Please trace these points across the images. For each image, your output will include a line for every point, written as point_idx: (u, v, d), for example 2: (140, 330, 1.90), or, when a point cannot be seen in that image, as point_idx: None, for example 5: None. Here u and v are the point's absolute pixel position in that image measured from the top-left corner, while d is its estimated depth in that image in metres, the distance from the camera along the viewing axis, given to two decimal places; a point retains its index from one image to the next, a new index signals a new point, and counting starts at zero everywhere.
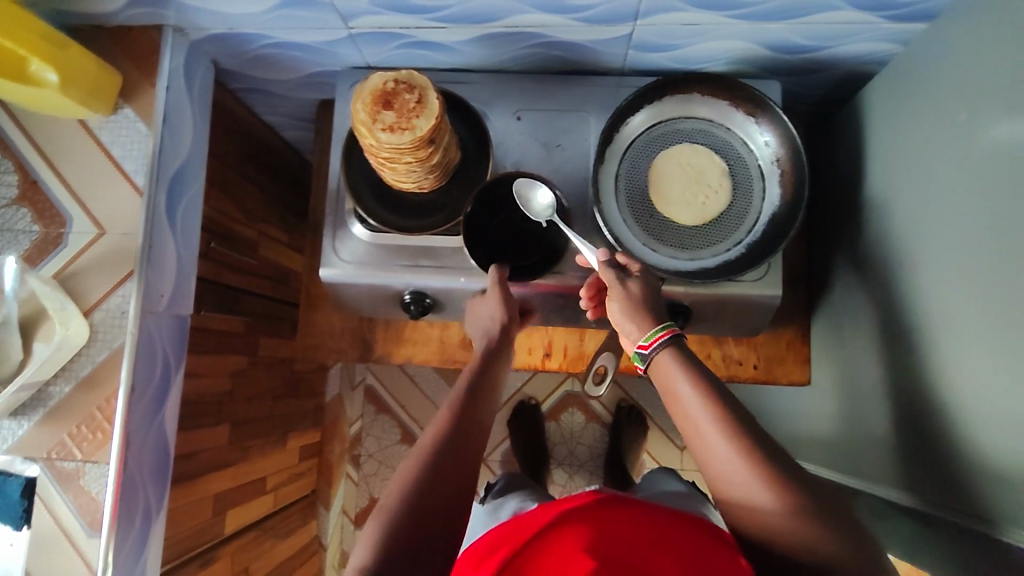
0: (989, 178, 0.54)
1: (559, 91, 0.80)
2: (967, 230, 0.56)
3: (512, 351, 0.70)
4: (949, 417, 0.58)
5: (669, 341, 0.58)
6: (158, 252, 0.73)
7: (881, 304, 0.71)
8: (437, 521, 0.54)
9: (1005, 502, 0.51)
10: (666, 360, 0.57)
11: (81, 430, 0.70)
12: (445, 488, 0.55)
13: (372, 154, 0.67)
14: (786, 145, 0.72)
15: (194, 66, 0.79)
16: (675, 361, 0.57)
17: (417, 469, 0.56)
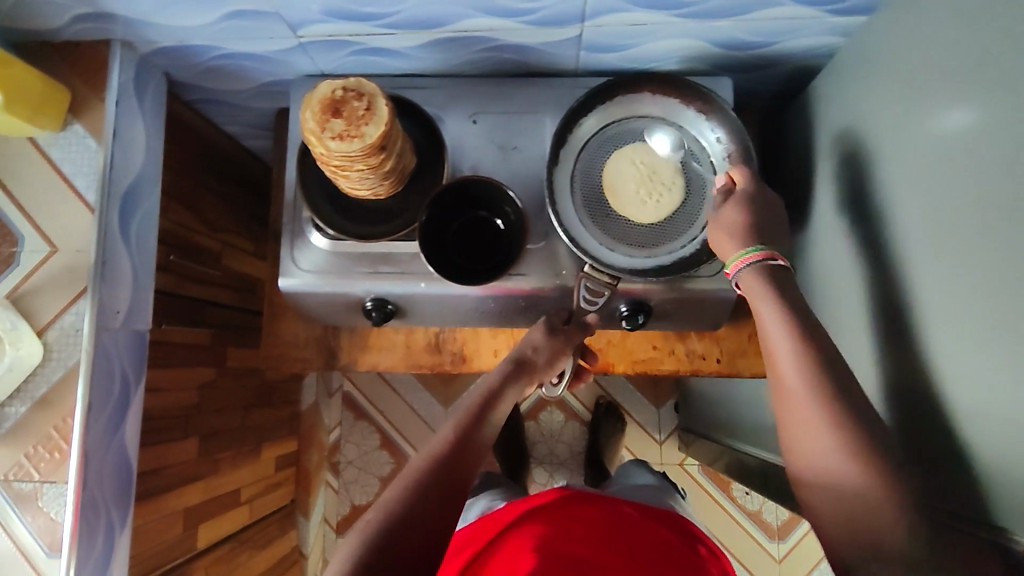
0: (934, 170, 0.54)
1: (514, 93, 0.80)
2: (913, 221, 0.57)
3: (525, 380, 0.74)
4: (901, 403, 0.59)
5: (761, 261, 0.61)
6: (112, 268, 0.73)
7: (836, 295, 0.72)
8: (427, 515, 0.58)
9: (958, 487, 0.52)
10: (758, 280, 0.61)
11: (38, 451, 0.69)
12: (436, 488, 0.60)
13: (324, 162, 0.67)
14: (736, 140, 0.74)
15: (145, 79, 0.78)
16: (767, 284, 0.60)
17: (415, 471, 0.62)
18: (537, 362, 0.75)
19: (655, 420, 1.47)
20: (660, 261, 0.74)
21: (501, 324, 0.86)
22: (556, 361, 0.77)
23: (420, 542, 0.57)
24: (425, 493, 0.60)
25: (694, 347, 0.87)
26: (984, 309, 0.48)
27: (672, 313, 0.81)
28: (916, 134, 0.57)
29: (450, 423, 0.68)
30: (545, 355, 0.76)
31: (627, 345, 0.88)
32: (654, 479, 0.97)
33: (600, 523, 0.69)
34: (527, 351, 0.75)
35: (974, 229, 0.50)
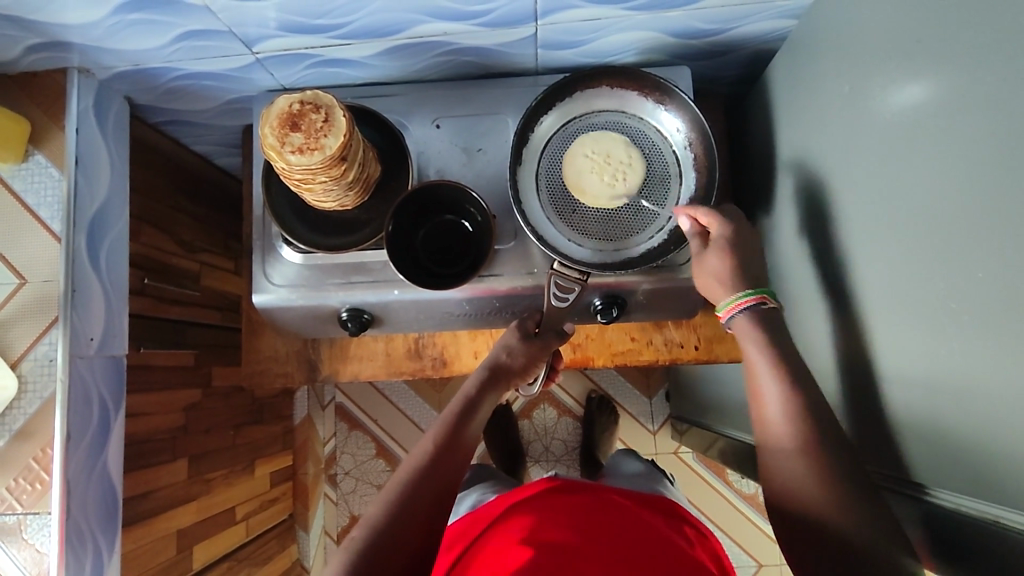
0: (890, 147, 0.55)
1: (474, 95, 0.81)
2: (870, 198, 0.57)
3: (501, 386, 0.76)
4: (868, 380, 0.60)
5: (757, 303, 0.65)
6: (83, 296, 0.73)
7: (802, 275, 0.72)
8: (418, 519, 0.59)
9: (926, 462, 0.52)
10: (747, 322, 0.65)
11: (19, 483, 0.69)
12: (425, 492, 0.61)
13: (286, 177, 0.67)
14: (695, 129, 0.74)
15: (106, 104, 0.78)
16: (753, 326, 0.64)
17: (402, 480, 0.62)
18: (513, 366, 0.76)
19: (647, 410, 1.48)
20: (629, 253, 0.74)
21: (478, 326, 0.86)
22: (533, 364, 0.78)
23: (406, 553, 0.57)
24: (409, 503, 0.60)
25: (671, 336, 0.87)
26: (937, 282, 0.49)
27: (646, 304, 0.81)
28: (869, 112, 0.58)
29: (431, 432, 0.68)
30: (521, 359, 0.77)
31: (605, 338, 0.88)
32: (643, 466, 0.97)
33: (585, 509, 0.69)
34: (502, 355, 0.76)
35: (922, 203, 0.50)
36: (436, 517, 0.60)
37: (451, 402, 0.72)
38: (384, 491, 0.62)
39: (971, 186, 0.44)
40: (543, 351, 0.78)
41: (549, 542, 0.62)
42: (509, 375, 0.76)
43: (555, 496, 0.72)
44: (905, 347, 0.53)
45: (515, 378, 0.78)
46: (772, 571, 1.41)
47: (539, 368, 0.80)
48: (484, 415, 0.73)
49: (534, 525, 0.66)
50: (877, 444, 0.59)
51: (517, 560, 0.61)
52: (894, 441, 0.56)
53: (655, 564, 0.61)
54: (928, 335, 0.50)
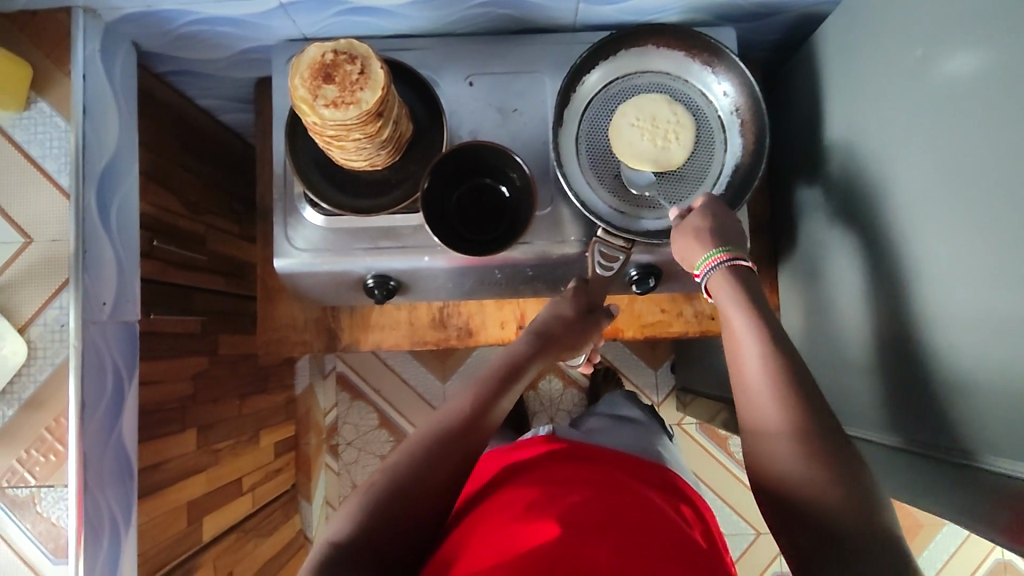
0: (959, 113, 0.52)
1: (509, 51, 0.76)
2: (934, 169, 0.55)
3: (554, 351, 0.71)
4: (914, 354, 0.58)
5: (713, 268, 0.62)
6: (94, 257, 0.68)
7: (834, 251, 0.71)
8: (440, 472, 0.56)
9: (978, 441, 0.51)
10: (718, 282, 0.61)
11: (31, 454, 0.66)
12: (458, 449, 0.57)
13: (316, 132, 0.63)
14: (744, 93, 0.71)
15: (112, 49, 0.72)
16: (726, 283, 0.61)
17: (436, 427, 0.59)
18: (564, 333, 0.71)
19: (652, 382, 1.47)
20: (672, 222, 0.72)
21: (508, 294, 0.83)
22: (584, 336, 0.73)
23: (420, 502, 0.54)
24: (437, 462, 0.56)
25: (702, 308, 0.86)
26: (1010, 257, 0.47)
27: (681, 274, 0.79)
28: (932, 80, 0.55)
29: (472, 390, 0.62)
30: (571, 327, 0.72)
31: (636, 309, 0.86)
32: (641, 414, 0.95)
33: (592, 481, 0.64)
34: (554, 317, 0.71)
35: (996, 176, 0.48)
36: (458, 472, 0.57)
37: (503, 355, 0.68)
38: (417, 433, 0.59)
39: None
40: (591, 325, 0.74)
41: (563, 510, 0.57)
42: (558, 343, 0.71)
43: (586, 478, 0.65)
44: (968, 321, 0.52)
45: (569, 347, 0.73)
46: (770, 540, 1.43)
47: (590, 341, 0.75)
48: (531, 378, 0.68)
49: (558, 498, 0.59)
50: (920, 420, 0.58)
51: (530, 528, 0.54)
52: (937, 419, 0.55)
53: (676, 539, 0.57)
54: (996, 313, 0.49)
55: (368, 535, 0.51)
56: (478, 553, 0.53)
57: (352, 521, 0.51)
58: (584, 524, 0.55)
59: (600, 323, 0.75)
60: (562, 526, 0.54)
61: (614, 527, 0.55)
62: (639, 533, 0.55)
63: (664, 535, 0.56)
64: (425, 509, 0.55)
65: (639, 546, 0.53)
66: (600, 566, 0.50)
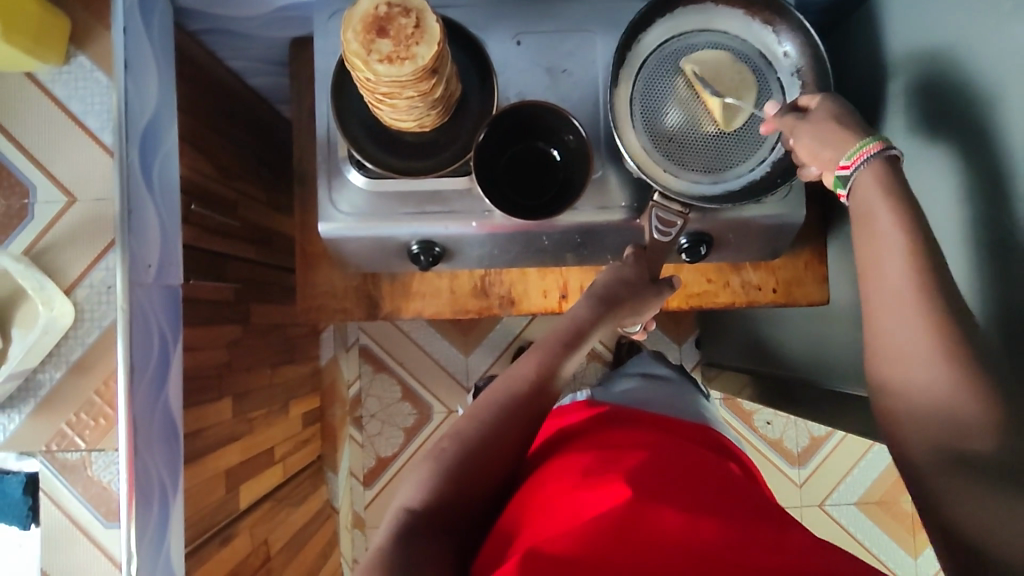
0: None
1: (559, 9, 0.73)
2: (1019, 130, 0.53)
3: (616, 318, 0.69)
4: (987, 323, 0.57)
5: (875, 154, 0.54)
6: (139, 219, 0.66)
7: (937, 207, 0.65)
8: (504, 439, 0.55)
9: None
10: (869, 180, 0.53)
11: (81, 418, 0.68)
12: (520, 418, 0.56)
13: (369, 90, 0.61)
14: (807, 54, 0.68)
15: (151, 5, 0.70)
16: (878, 183, 0.53)
17: (499, 395, 0.57)
18: (628, 298, 0.69)
19: (677, 356, 1.46)
20: (729, 186, 0.70)
21: (552, 261, 0.81)
22: (646, 302, 0.71)
23: (485, 468, 0.53)
24: (503, 427, 0.55)
25: (749, 278, 0.85)
26: None
27: (732, 242, 0.77)
28: (1018, 35, 0.53)
29: (537, 355, 0.61)
30: (635, 290, 0.69)
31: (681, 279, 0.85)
32: (672, 374, 0.90)
33: (648, 444, 0.60)
34: (617, 279, 0.69)
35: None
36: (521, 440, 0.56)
37: (564, 320, 0.66)
38: (481, 401, 0.58)
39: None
40: (653, 292, 0.70)
41: (631, 472, 0.53)
42: (623, 305, 0.69)
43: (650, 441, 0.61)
44: None
45: (630, 314, 0.70)
46: (793, 512, 1.44)
47: (650, 307, 0.72)
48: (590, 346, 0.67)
49: (622, 460, 0.56)
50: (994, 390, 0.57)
51: (598, 494, 0.50)
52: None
53: (755, 501, 0.54)
54: None
55: (440, 502, 0.50)
56: (545, 519, 0.49)
57: (424, 490, 0.51)
58: (655, 491, 0.51)
59: (660, 294, 0.72)
60: (634, 491, 0.50)
61: (688, 494, 0.51)
62: (715, 499, 0.52)
63: (742, 500, 0.53)
64: (490, 475, 0.54)
65: (717, 510, 0.50)
66: (673, 535, 0.46)
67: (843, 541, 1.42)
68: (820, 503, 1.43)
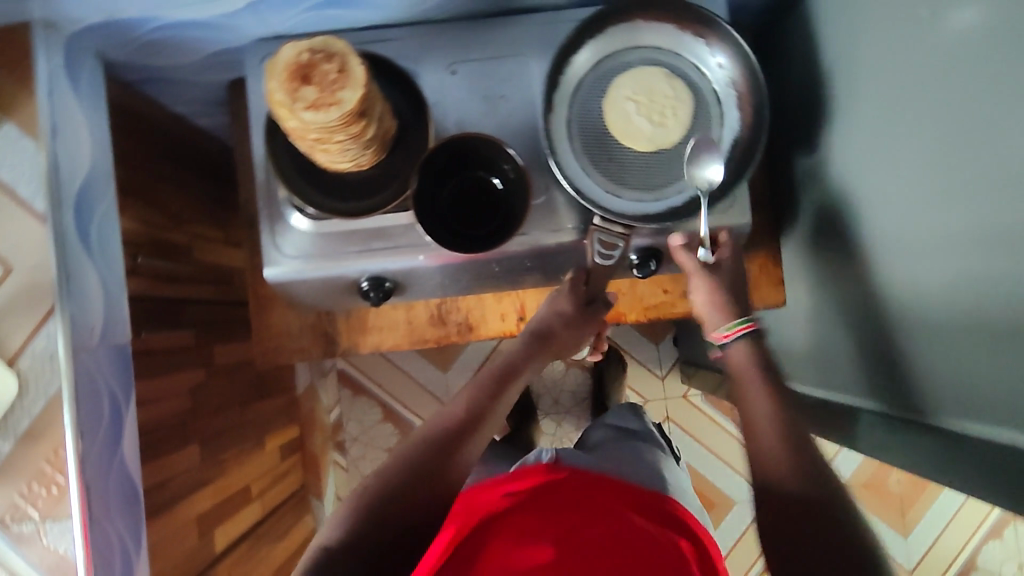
0: (963, 77, 0.50)
1: (491, 35, 0.73)
2: (942, 136, 0.53)
3: (550, 353, 0.72)
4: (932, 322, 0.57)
5: (747, 333, 0.62)
6: (77, 281, 0.65)
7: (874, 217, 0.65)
8: (428, 471, 0.56)
9: (992, 405, 0.51)
10: (742, 354, 0.61)
11: (33, 489, 0.64)
12: (446, 449, 0.58)
13: (299, 136, 0.61)
14: (740, 65, 0.68)
15: (77, 62, 0.69)
16: (750, 355, 0.61)
17: (428, 432, 0.59)
18: (562, 336, 0.72)
19: (654, 355, 1.45)
20: (672, 203, 0.69)
21: (506, 286, 0.81)
22: (580, 336, 0.74)
23: (407, 504, 0.54)
24: (430, 459, 0.57)
25: None
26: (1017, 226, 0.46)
27: (683, 255, 0.77)
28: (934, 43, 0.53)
29: (468, 391, 0.64)
30: (570, 329, 0.72)
31: (637, 293, 0.85)
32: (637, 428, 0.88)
33: (588, 533, 0.61)
34: (551, 322, 0.71)
35: (1007, 144, 0.46)
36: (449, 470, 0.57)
37: (500, 359, 0.68)
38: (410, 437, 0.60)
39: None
40: (590, 318, 0.73)
41: None
42: (557, 343, 0.72)
43: (598, 527, 0.61)
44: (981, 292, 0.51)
45: (565, 348, 0.73)
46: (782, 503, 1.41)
47: (588, 337, 0.76)
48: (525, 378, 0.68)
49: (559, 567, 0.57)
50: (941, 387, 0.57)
51: None
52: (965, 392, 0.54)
53: None
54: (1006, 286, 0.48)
55: (357, 540, 0.52)
56: None
57: (342, 526, 0.53)
58: None
59: (599, 317, 0.75)
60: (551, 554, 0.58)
61: None
62: None
63: None
64: (414, 507, 0.54)
65: None
66: None
67: None
68: None
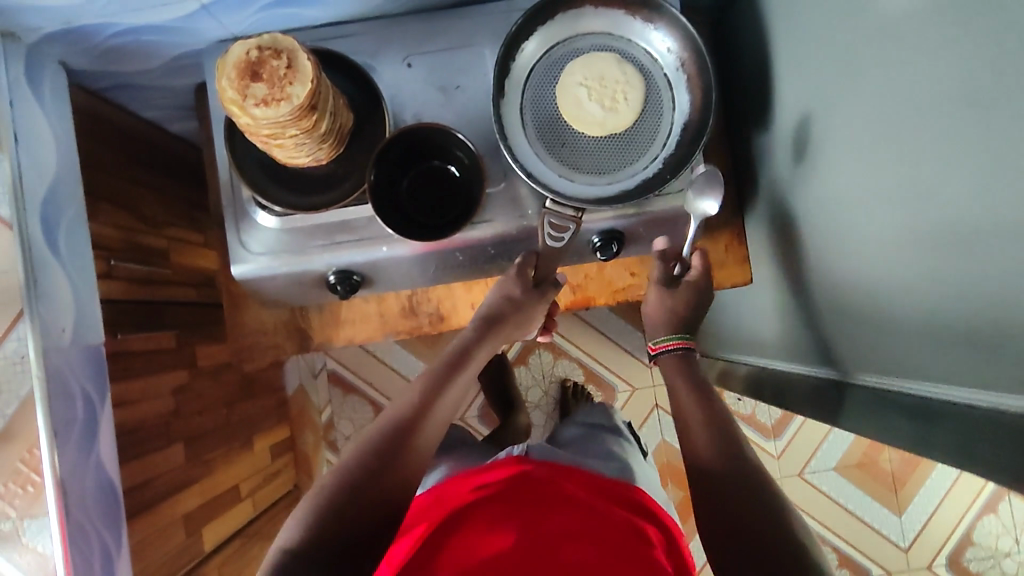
0: (886, 46, 0.51)
1: (444, 28, 0.74)
2: (870, 104, 0.54)
3: (498, 338, 0.76)
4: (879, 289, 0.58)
5: (682, 348, 0.77)
6: (47, 285, 0.68)
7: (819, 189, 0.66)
8: (380, 460, 0.59)
9: (944, 366, 0.51)
10: (671, 361, 0.77)
11: (10, 488, 0.70)
12: (398, 440, 0.61)
13: (252, 133, 0.62)
14: (687, 47, 0.69)
15: (40, 73, 0.70)
16: (678, 366, 0.76)
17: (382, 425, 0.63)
18: (509, 317, 0.75)
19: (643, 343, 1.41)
20: (624, 186, 0.70)
21: (474, 275, 0.82)
22: (530, 313, 0.78)
23: (362, 495, 0.56)
24: (384, 451, 0.60)
25: None
26: (942, 188, 0.47)
27: (644, 236, 0.78)
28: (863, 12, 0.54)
29: (419, 383, 0.68)
30: (517, 309, 0.76)
31: (605, 276, 0.86)
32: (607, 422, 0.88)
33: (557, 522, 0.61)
34: (499, 307, 0.75)
35: (926, 106, 0.47)
36: (399, 458, 0.60)
37: (449, 348, 0.73)
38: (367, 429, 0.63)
39: (985, 84, 0.41)
40: (541, 299, 0.77)
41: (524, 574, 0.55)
42: (505, 323, 0.75)
43: (567, 516, 0.62)
44: (914, 259, 0.52)
45: (511, 326, 0.77)
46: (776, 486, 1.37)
47: (535, 317, 0.80)
48: (474, 364, 0.73)
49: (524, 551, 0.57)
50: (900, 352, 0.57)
51: None
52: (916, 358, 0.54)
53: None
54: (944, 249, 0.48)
55: (313, 532, 0.53)
56: None
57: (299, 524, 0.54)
58: None
59: (549, 296, 0.78)
60: (512, 542, 0.58)
61: None
62: None
63: None
64: (368, 496, 0.57)
65: None
66: None
67: (833, 509, 1.35)
68: (799, 473, 1.36)
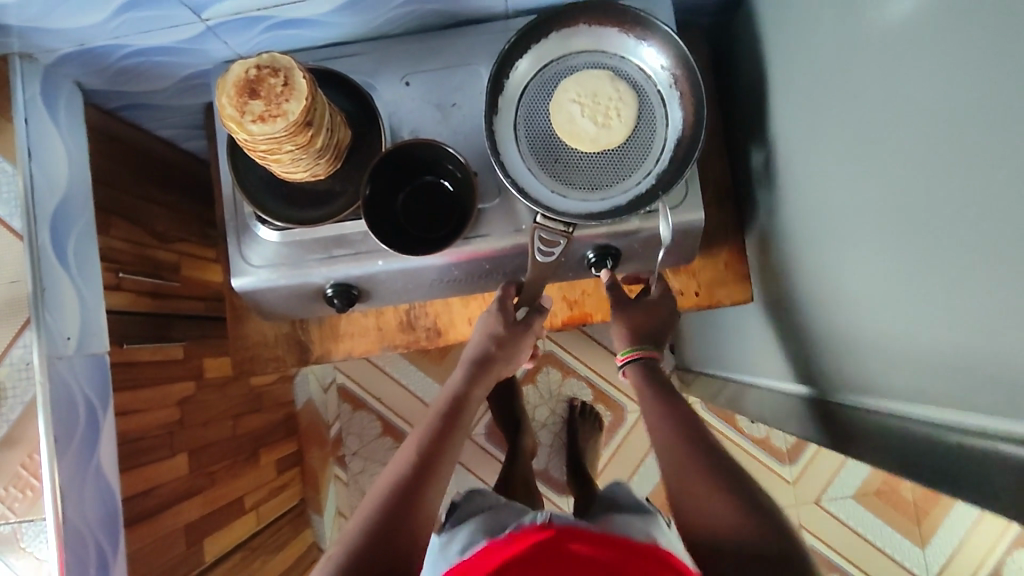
0: (873, 59, 0.50)
1: (441, 48, 0.76)
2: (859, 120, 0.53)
3: (489, 381, 0.75)
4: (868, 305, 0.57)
5: (637, 360, 0.72)
6: (54, 294, 0.70)
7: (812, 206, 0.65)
8: (389, 524, 0.56)
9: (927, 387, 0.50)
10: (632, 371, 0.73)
11: (10, 491, 0.69)
12: (404, 500, 0.58)
13: (250, 148, 0.64)
14: (680, 64, 0.69)
15: (56, 92, 0.74)
16: (637, 373, 0.72)
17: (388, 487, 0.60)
18: (500, 358, 0.75)
19: None
20: (616, 202, 0.70)
21: (471, 290, 0.83)
22: (517, 351, 0.76)
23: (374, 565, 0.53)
24: (393, 515, 0.57)
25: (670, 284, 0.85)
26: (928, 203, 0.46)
27: (640, 252, 0.78)
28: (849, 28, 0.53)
29: (415, 440, 0.66)
30: (507, 349, 0.75)
31: (603, 293, 0.86)
32: None
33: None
34: (489, 348, 0.74)
35: (909, 120, 0.46)
36: (405, 518, 0.57)
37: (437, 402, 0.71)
38: (372, 494, 0.60)
39: (958, 96, 0.41)
40: (526, 331, 0.76)
41: None
42: (495, 366, 0.74)
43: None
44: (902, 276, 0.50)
45: (500, 368, 0.76)
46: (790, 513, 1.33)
47: (525, 353, 0.78)
48: (470, 412, 0.71)
49: None
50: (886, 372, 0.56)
51: None
52: (903, 379, 0.53)
53: None
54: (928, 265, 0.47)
55: None
56: None
57: None
58: None
59: (536, 323, 0.77)
60: None
61: None
62: None
63: None
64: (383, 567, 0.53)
65: None
66: None
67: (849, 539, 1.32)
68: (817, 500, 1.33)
